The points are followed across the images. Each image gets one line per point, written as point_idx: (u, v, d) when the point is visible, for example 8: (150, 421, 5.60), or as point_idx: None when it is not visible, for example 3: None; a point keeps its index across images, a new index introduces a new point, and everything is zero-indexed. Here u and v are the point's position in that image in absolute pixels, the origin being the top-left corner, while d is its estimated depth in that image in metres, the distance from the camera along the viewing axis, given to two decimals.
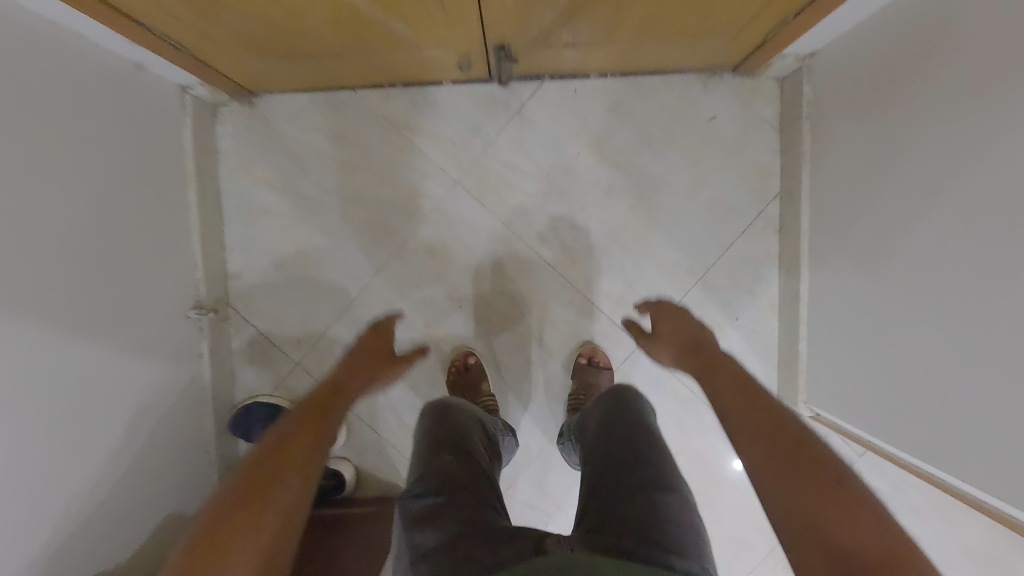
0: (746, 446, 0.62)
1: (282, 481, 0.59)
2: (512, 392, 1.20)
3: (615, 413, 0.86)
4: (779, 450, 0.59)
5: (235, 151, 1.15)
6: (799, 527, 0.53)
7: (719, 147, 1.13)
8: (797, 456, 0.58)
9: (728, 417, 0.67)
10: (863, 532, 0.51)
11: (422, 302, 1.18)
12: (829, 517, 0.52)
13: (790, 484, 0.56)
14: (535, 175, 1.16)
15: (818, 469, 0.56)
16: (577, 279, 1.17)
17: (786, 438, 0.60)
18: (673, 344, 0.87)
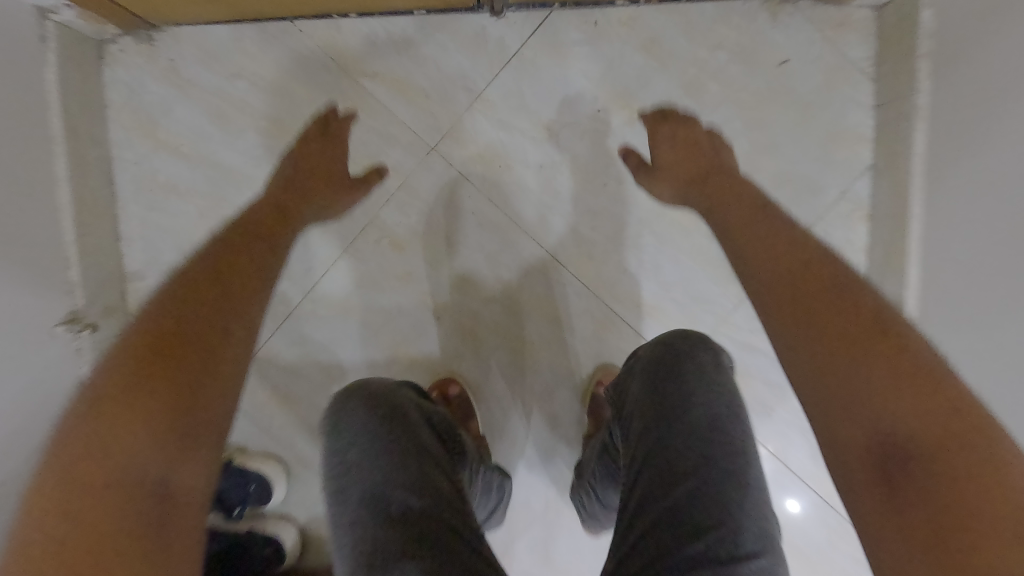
0: (770, 299, 0.51)
1: (197, 359, 0.49)
2: (508, 431, 0.90)
3: (681, 398, 0.58)
4: (800, 305, 0.49)
5: (131, 105, 0.85)
6: (836, 404, 0.43)
7: (790, 102, 0.83)
8: (847, 323, 0.46)
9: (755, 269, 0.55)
10: (918, 409, 0.41)
11: (387, 310, 0.88)
12: (873, 395, 0.42)
13: (825, 346, 0.45)
14: (539, 139, 0.86)
15: (873, 336, 0.44)
16: (595, 280, 0.87)
17: (824, 292, 0.49)
18: (682, 181, 0.72)
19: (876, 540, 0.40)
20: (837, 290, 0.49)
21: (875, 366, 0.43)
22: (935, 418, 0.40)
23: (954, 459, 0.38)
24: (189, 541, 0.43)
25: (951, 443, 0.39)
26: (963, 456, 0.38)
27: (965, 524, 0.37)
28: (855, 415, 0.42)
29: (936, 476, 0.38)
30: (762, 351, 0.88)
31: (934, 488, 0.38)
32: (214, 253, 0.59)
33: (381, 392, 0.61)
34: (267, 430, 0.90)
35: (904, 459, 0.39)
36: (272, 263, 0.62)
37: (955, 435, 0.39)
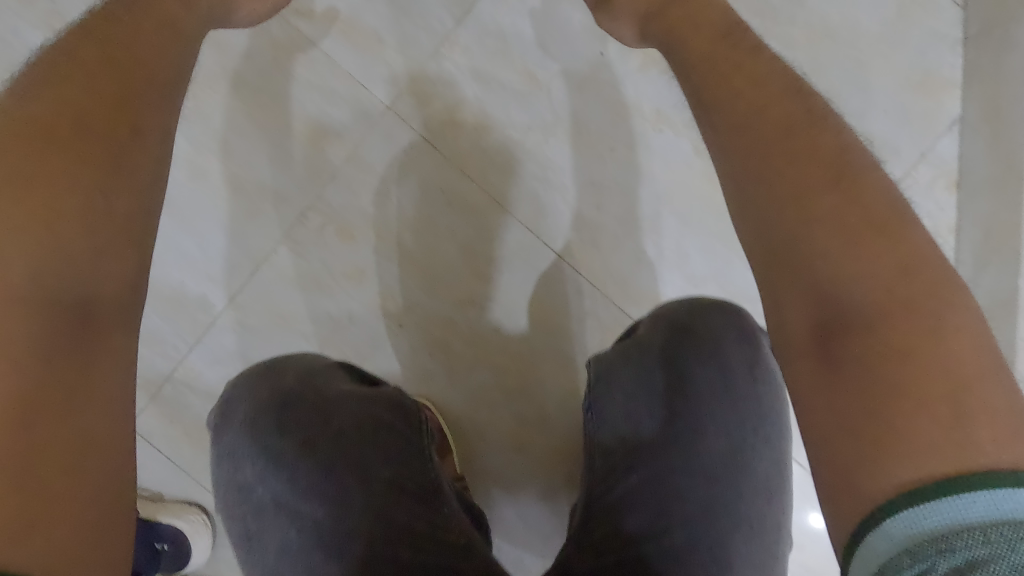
0: (732, 135, 0.43)
1: (61, 232, 0.39)
2: (495, 470, 0.70)
3: (693, 414, 0.53)
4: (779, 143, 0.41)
5: (4, 60, 0.66)
6: (788, 275, 0.39)
7: (852, 38, 0.64)
8: (809, 173, 0.40)
9: (726, 85, 0.44)
10: (880, 276, 0.37)
11: (337, 316, 0.69)
12: (825, 258, 0.38)
13: (785, 201, 0.40)
14: (526, 93, 0.67)
15: (839, 192, 0.39)
16: (602, 275, 0.68)
17: (793, 135, 0.42)
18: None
19: (812, 417, 0.37)
20: (812, 133, 0.42)
21: (836, 231, 0.38)
22: (894, 299, 0.36)
23: (910, 346, 0.35)
24: (118, 423, 0.38)
25: (902, 314, 0.36)
26: (921, 342, 0.35)
27: (910, 403, 0.34)
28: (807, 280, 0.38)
29: (884, 351, 0.36)
30: None
31: (892, 377, 0.35)
32: (45, 86, 0.42)
33: (296, 381, 0.54)
34: (186, 473, 0.71)
35: (847, 336, 0.37)
36: (166, 47, 0.46)
37: (901, 301, 0.36)
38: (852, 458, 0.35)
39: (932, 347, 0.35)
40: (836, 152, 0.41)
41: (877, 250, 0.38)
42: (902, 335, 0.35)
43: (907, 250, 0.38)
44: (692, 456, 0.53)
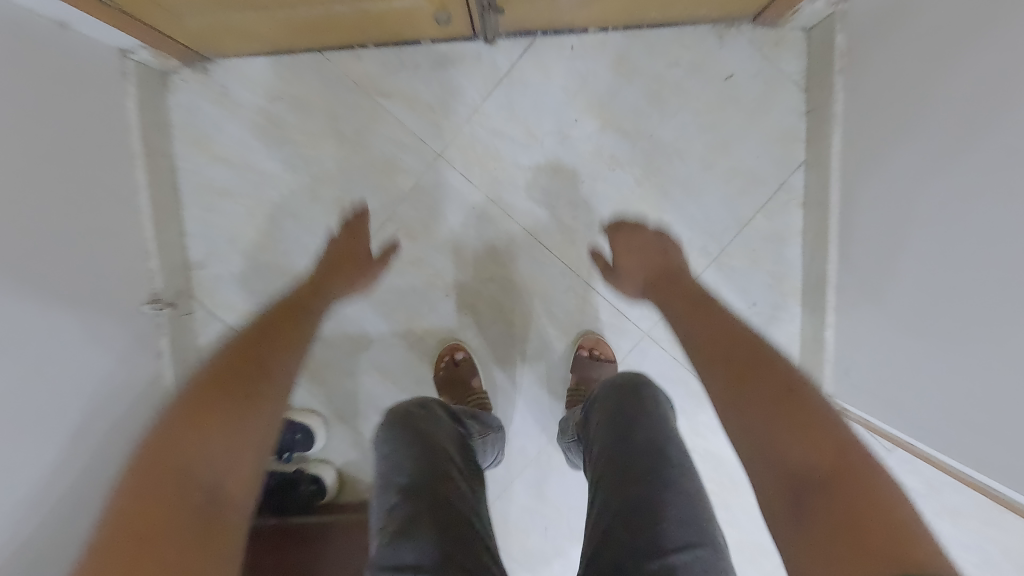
0: (697, 357, 0.61)
1: (234, 402, 0.53)
2: (507, 388, 1.09)
3: (628, 421, 0.74)
4: (734, 373, 0.55)
5: (189, 125, 1.03)
6: (776, 467, 0.47)
7: (737, 109, 0.99)
8: (738, 377, 0.54)
9: (689, 335, 0.64)
10: (829, 449, 0.47)
11: (405, 289, 1.06)
12: (781, 430, 0.49)
13: (758, 404, 0.51)
14: (526, 144, 1.03)
15: (776, 385, 0.52)
16: (576, 262, 1.05)
17: (741, 357, 0.56)
18: (644, 270, 0.81)
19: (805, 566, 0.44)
20: (751, 347, 0.58)
21: (783, 407, 0.50)
22: (820, 443, 0.47)
23: (847, 476, 0.45)
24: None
25: (842, 461, 0.46)
26: (841, 469, 0.45)
27: (866, 535, 0.41)
28: (772, 447, 0.48)
29: (825, 484, 0.45)
30: None
31: (825, 493, 0.44)
32: (225, 351, 0.60)
33: (409, 412, 0.78)
34: (308, 389, 1.09)
35: (815, 497, 0.45)
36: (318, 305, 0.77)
37: (849, 470, 0.45)
38: None
39: (853, 482, 0.44)
40: (775, 365, 0.55)
41: (809, 420, 0.49)
42: (838, 476, 0.45)
43: (831, 419, 0.49)
44: (632, 442, 0.70)
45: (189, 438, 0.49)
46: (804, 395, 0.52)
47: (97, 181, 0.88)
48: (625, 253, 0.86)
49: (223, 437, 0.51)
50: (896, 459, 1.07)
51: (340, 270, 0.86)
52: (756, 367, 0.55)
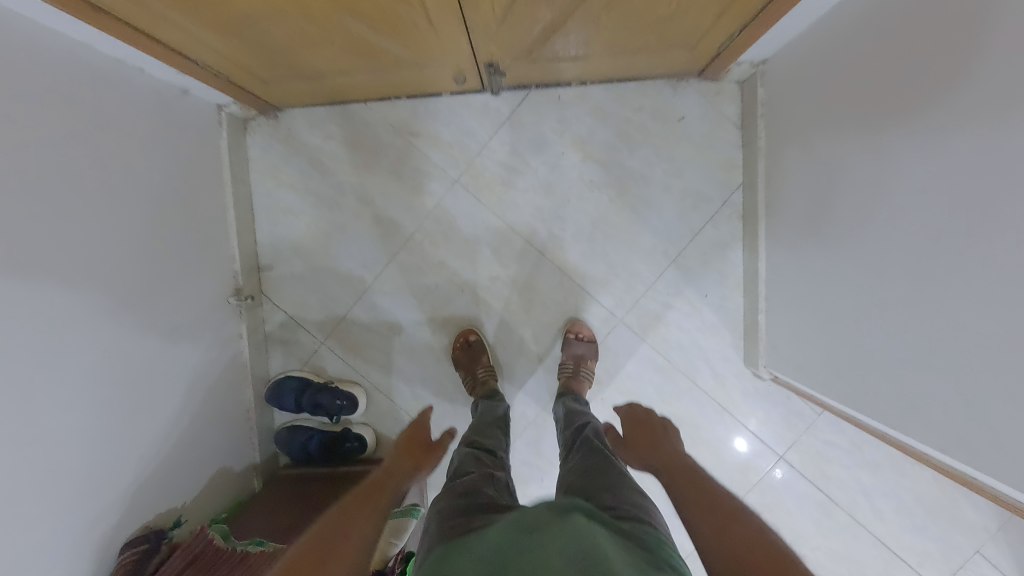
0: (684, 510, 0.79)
1: None
2: (511, 365, 1.36)
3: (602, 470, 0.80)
4: (710, 511, 0.76)
5: (262, 159, 1.33)
6: None
7: (688, 144, 1.28)
8: (699, 501, 0.79)
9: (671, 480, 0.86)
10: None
11: (429, 286, 1.34)
12: (724, 529, 0.72)
13: (733, 544, 0.70)
14: (524, 172, 1.31)
15: (726, 514, 0.75)
16: (565, 263, 1.33)
17: (706, 493, 0.80)
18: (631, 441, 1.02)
19: None
20: (706, 483, 0.82)
21: (725, 519, 0.74)
22: (752, 539, 0.70)
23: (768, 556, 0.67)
24: None
25: (763, 548, 0.68)
26: (762, 549, 0.68)
27: None
28: (720, 541, 0.71)
29: (751, 559, 0.67)
30: (678, 307, 1.33)
31: (755, 567, 0.66)
32: (311, 538, 0.76)
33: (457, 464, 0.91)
34: (352, 367, 1.37)
35: None
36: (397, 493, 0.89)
37: None
38: None
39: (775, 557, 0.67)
40: (724, 496, 0.79)
41: (742, 529, 0.72)
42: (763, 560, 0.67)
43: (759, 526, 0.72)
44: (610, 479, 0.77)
45: None
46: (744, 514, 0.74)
47: (200, 202, 1.17)
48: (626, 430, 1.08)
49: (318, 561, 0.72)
50: (825, 420, 1.33)
51: (403, 461, 0.97)
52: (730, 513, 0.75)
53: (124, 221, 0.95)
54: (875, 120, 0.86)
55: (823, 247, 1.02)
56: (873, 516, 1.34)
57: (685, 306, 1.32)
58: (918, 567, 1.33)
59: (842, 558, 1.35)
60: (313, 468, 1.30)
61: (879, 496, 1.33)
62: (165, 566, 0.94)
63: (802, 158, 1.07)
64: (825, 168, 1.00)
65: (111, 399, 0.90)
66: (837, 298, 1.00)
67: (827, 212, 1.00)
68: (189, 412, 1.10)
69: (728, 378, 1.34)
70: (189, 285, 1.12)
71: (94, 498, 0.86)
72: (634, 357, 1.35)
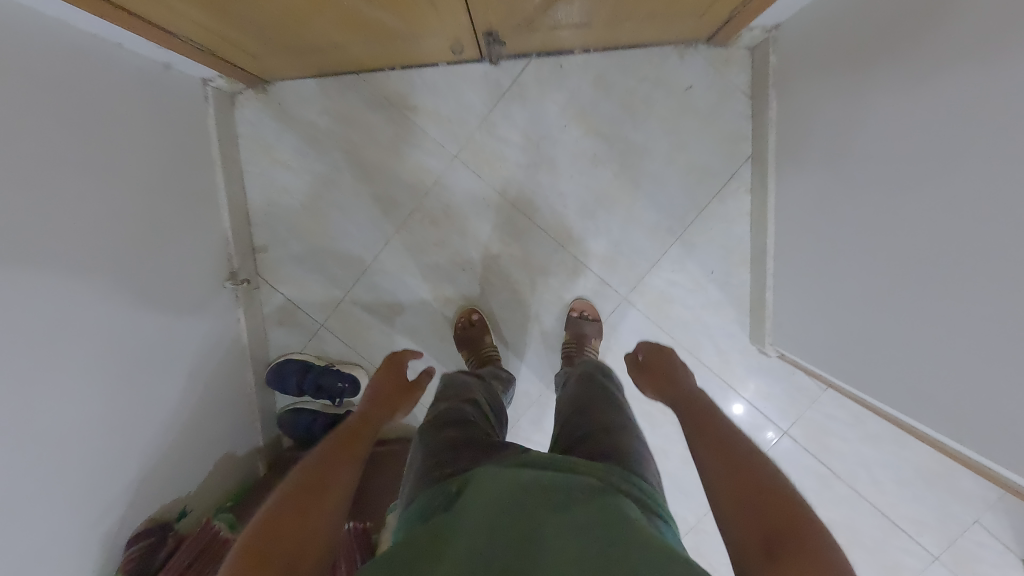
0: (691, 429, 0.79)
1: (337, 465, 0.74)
2: (514, 344, 1.34)
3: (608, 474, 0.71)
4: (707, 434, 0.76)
5: (254, 135, 1.27)
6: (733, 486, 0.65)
7: (695, 115, 1.23)
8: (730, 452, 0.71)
9: (692, 432, 0.78)
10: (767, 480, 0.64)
11: (429, 266, 1.31)
12: (739, 483, 0.65)
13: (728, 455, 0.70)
14: (526, 147, 1.26)
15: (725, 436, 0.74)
16: (567, 240, 1.30)
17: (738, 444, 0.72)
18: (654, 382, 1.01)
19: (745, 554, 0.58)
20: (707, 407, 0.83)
21: (744, 476, 0.66)
22: (772, 501, 0.62)
23: (784, 514, 0.60)
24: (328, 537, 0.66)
25: (780, 507, 0.61)
26: (775, 507, 0.61)
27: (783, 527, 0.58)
28: (734, 500, 0.64)
29: (761, 517, 0.60)
30: (682, 284, 1.30)
31: (764, 525, 0.59)
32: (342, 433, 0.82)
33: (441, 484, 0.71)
34: (353, 348, 1.35)
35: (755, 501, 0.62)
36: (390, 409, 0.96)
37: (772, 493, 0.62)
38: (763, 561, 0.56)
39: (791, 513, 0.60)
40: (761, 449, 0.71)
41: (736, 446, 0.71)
42: (778, 519, 0.59)
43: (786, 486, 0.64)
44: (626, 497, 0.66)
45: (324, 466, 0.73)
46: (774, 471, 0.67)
47: (191, 184, 1.13)
48: (658, 382, 0.99)
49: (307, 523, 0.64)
50: (828, 395, 1.33)
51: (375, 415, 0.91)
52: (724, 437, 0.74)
53: (113, 209, 0.91)
54: (887, 98, 0.82)
55: (832, 226, 0.99)
56: (872, 487, 1.35)
57: (689, 283, 1.30)
58: (916, 535, 1.35)
59: (840, 527, 1.38)
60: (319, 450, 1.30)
61: (879, 467, 1.35)
62: (173, 560, 0.97)
63: (815, 133, 1.02)
64: (834, 145, 0.96)
65: (110, 393, 0.88)
66: (846, 279, 0.97)
67: (841, 191, 0.97)
68: (191, 400, 1.08)
69: (732, 355, 1.33)
70: (181, 272, 1.09)
71: (99, 492, 0.85)
72: (638, 335, 1.33)
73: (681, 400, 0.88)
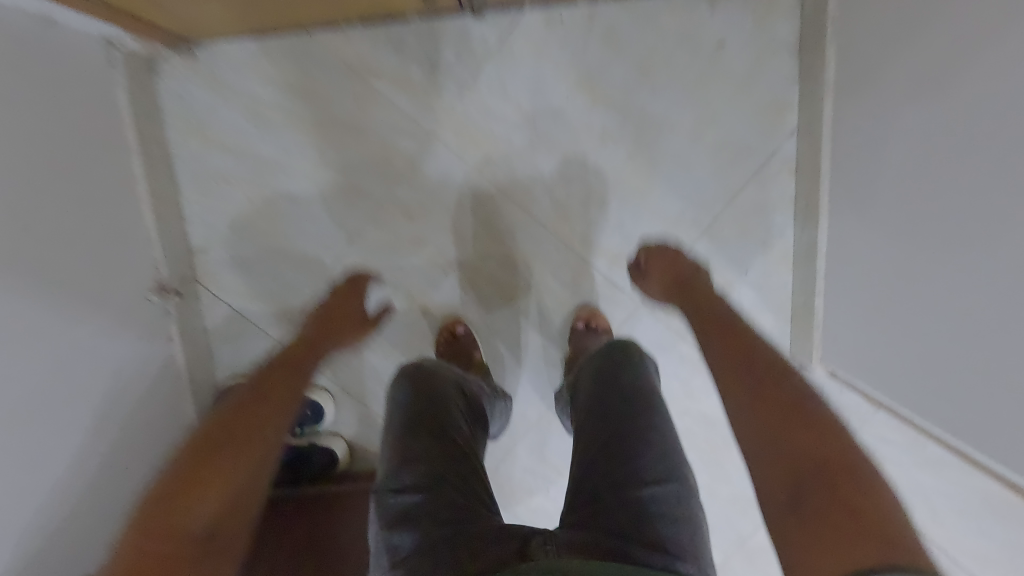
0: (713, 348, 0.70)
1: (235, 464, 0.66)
2: (508, 360, 1.12)
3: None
4: (733, 347, 0.68)
5: (182, 110, 1.03)
6: (770, 438, 0.56)
7: (728, 79, 0.99)
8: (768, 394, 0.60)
9: (718, 365, 0.67)
10: (821, 447, 0.54)
11: (403, 268, 1.09)
12: (796, 467, 0.53)
13: (781, 404, 0.58)
14: (518, 121, 1.03)
15: (750, 350, 0.67)
16: (571, 237, 1.07)
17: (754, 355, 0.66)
18: (663, 287, 0.90)
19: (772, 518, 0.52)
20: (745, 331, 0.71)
21: (784, 438, 0.56)
22: (814, 458, 0.53)
23: (843, 499, 0.50)
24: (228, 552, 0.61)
25: (844, 498, 0.50)
26: (834, 493, 0.50)
27: (848, 511, 0.49)
28: (763, 447, 0.56)
29: (816, 513, 0.50)
30: None
31: (819, 520, 0.49)
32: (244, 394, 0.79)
33: None
34: None
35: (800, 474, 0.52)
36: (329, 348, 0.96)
37: (834, 461, 0.52)
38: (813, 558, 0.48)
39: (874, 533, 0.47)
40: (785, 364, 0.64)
41: (790, 384, 0.61)
42: (822, 483, 0.51)
43: (857, 470, 0.52)
44: None
45: (217, 455, 0.67)
46: (843, 448, 0.54)
47: (95, 173, 0.89)
48: (693, 319, 0.78)
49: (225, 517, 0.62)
50: (881, 415, 1.12)
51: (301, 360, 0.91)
52: (776, 373, 0.62)
53: None
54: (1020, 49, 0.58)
55: (915, 224, 0.76)
56: (929, 518, 1.16)
57: (718, 285, 1.08)
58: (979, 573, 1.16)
59: None
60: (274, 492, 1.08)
61: (938, 497, 1.15)
62: None
63: (892, 99, 0.79)
64: (923, 118, 0.73)
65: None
66: (935, 292, 0.75)
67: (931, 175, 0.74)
68: (103, 447, 0.86)
69: None
70: (90, 289, 0.85)
71: None
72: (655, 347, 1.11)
73: (730, 356, 0.67)
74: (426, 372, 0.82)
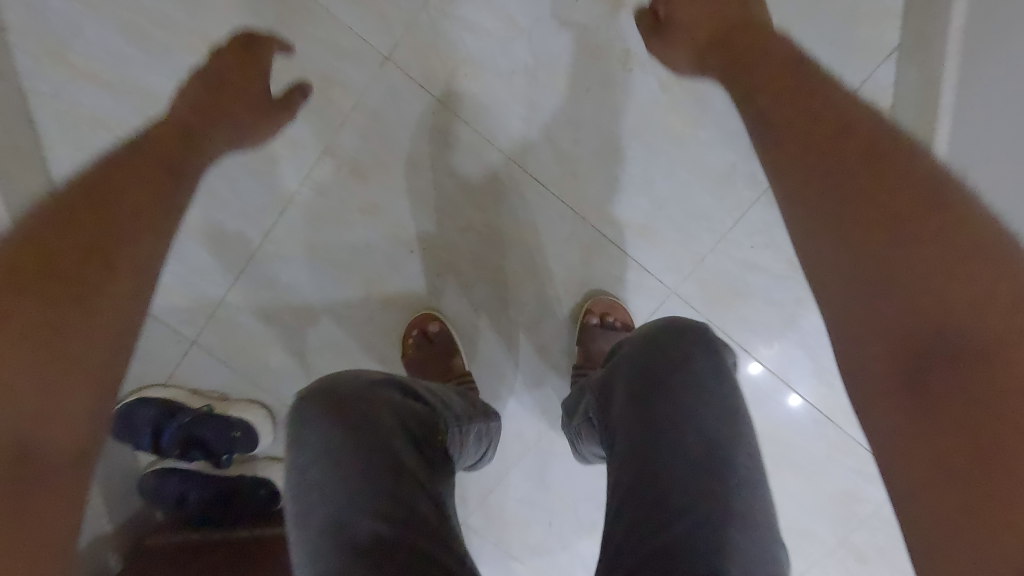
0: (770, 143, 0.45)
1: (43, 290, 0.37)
2: (498, 368, 0.85)
3: None
4: (822, 134, 0.41)
5: (36, 26, 0.73)
6: (870, 282, 0.34)
7: None
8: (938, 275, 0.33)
9: (785, 185, 0.42)
10: (923, 288, 0.33)
11: (355, 246, 0.81)
12: (923, 337, 0.32)
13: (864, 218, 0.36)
14: (508, 40, 0.75)
15: (857, 143, 0.40)
16: (579, 202, 0.80)
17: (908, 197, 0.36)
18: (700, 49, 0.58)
19: (878, 426, 0.33)
20: (823, 104, 0.44)
21: (937, 360, 0.31)
22: (970, 416, 0.30)
23: (998, 473, 0.28)
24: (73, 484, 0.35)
25: (1003, 467, 0.28)
26: (973, 468, 0.29)
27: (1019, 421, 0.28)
28: (886, 319, 0.33)
29: (965, 405, 0.30)
30: (765, 268, 0.81)
31: (953, 499, 0.29)
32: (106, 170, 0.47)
33: None
34: (245, 376, 0.87)
35: (939, 359, 0.31)
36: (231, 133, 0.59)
37: (990, 317, 0.31)
38: (931, 493, 0.30)
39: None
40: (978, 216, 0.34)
41: (907, 186, 0.36)
42: (995, 372, 0.30)
43: None
44: None
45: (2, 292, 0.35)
46: None
47: None
48: (778, 100, 0.47)
49: (91, 377, 0.36)
50: None
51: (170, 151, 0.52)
52: (892, 171, 0.37)
53: None
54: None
55: None
56: None
57: (776, 266, 0.81)
58: None
59: None
60: (206, 538, 0.83)
61: None
62: None
63: None
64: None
65: None
66: None
67: None
68: None
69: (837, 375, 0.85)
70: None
71: None
72: None
73: (808, 149, 0.41)
74: (365, 417, 0.53)
